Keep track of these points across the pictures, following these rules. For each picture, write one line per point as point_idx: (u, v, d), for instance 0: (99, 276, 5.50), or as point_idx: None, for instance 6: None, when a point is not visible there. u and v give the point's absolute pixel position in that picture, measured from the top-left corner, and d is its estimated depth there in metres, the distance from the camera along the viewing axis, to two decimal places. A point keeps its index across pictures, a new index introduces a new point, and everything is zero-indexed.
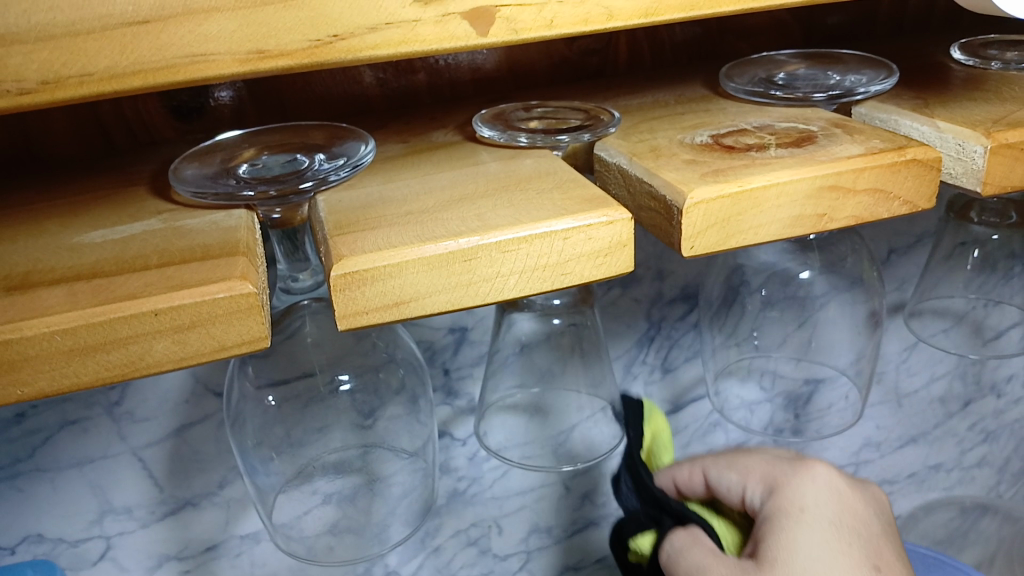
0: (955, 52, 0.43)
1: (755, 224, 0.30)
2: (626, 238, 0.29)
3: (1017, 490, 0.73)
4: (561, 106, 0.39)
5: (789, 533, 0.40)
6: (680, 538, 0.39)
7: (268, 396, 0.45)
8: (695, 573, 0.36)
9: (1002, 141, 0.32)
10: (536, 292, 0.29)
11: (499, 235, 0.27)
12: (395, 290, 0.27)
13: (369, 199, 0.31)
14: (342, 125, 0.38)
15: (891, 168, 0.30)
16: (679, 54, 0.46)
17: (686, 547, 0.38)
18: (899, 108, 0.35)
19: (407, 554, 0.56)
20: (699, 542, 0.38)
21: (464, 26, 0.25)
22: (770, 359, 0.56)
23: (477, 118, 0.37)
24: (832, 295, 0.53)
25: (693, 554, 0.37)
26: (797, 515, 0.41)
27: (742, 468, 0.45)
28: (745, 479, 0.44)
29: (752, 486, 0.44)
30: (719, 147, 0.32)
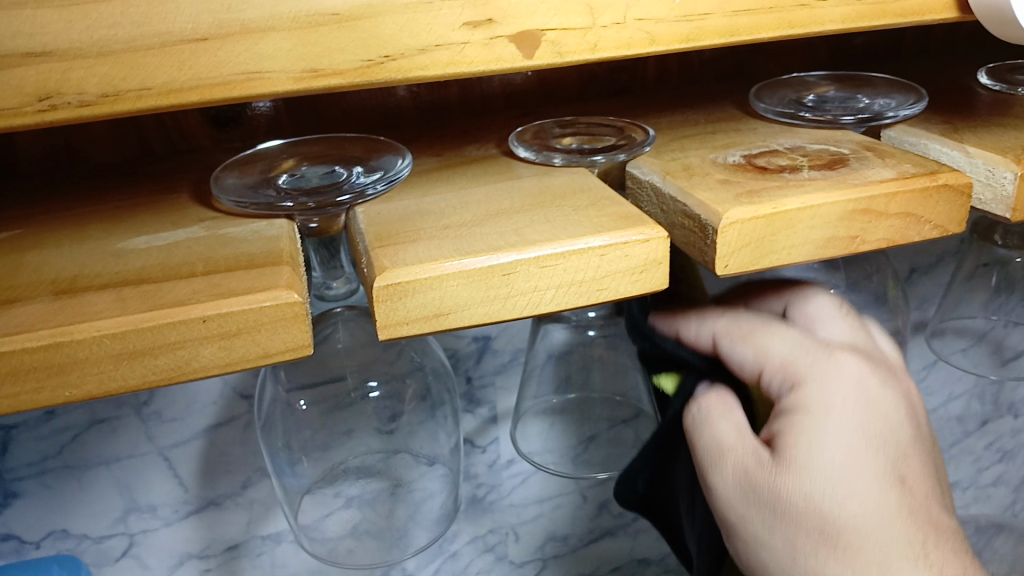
0: (983, 77, 0.43)
1: (787, 244, 0.30)
2: (661, 256, 0.30)
3: None
4: (594, 123, 0.39)
5: (810, 349, 0.35)
6: (711, 403, 0.36)
7: (299, 399, 0.46)
8: (713, 454, 0.34)
9: None
10: (570, 307, 0.30)
11: (537, 250, 0.28)
12: (434, 302, 0.28)
13: (407, 212, 0.32)
14: (379, 138, 0.38)
15: (922, 193, 0.31)
16: (707, 73, 0.47)
17: (716, 416, 0.35)
18: (928, 132, 0.36)
19: (425, 559, 0.56)
20: (730, 412, 0.35)
21: (510, 49, 0.26)
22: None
23: (514, 135, 0.38)
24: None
25: (721, 424, 0.35)
26: (824, 344, 0.36)
27: (761, 345, 0.35)
28: (755, 322, 0.36)
29: (765, 328, 0.36)
30: (752, 168, 0.33)
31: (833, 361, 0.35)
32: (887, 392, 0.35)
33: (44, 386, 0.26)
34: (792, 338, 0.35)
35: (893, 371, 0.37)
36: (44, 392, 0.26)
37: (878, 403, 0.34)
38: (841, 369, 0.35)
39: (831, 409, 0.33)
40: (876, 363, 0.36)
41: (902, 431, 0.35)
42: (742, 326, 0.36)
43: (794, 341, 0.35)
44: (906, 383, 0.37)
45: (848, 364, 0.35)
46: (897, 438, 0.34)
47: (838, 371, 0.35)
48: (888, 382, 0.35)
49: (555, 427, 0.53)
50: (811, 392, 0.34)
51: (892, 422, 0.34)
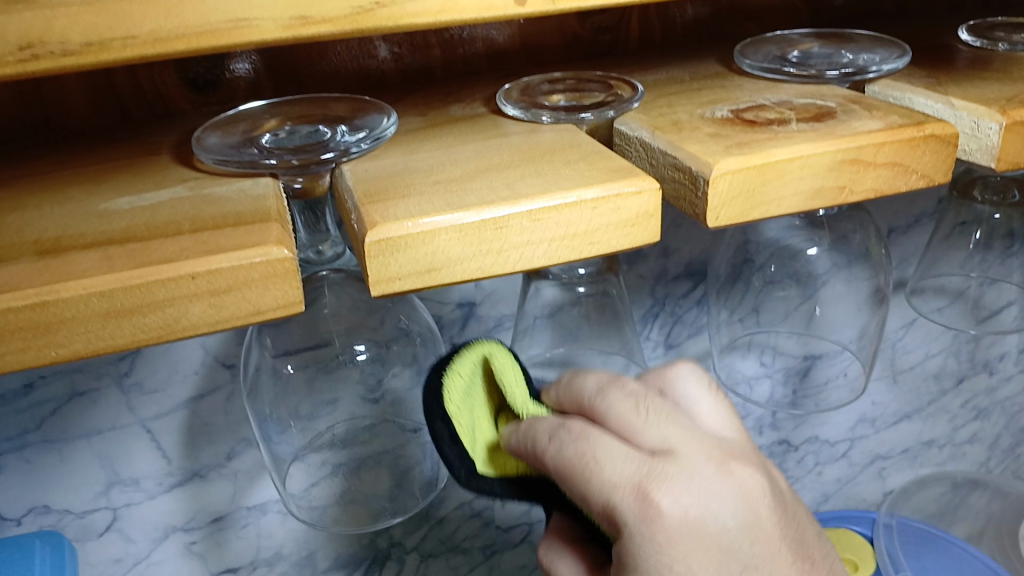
0: (963, 33, 0.43)
1: (776, 195, 0.30)
2: (653, 208, 0.30)
3: (1006, 466, 0.73)
4: (581, 80, 0.39)
5: (642, 482, 0.31)
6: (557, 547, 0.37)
7: (287, 364, 0.46)
8: None
9: (1016, 118, 0.32)
10: (562, 261, 0.30)
11: (530, 204, 0.28)
12: (427, 257, 0.28)
13: (395, 169, 0.32)
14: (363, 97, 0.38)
15: (909, 142, 0.31)
16: (690, 34, 0.47)
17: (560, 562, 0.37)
18: (912, 86, 0.36)
19: (412, 525, 0.57)
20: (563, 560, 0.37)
21: None
22: (772, 334, 0.57)
23: (502, 94, 0.38)
24: (833, 274, 0.54)
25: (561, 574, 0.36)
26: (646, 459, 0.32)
27: (599, 472, 0.31)
28: (584, 448, 0.31)
29: (597, 462, 0.31)
30: (740, 121, 0.33)
31: (659, 481, 0.31)
32: (714, 494, 0.32)
33: (30, 345, 0.26)
34: (615, 476, 0.31)
35: (723, 462, 0.33)
36: (30, 352, 0.26)
37: (705, 510, 0.32)
38: (670, 485, 0.31)
39: (671, 548, 0.31)
40: (700, 455, 0.33)
41: (730, 514, 0.33)
42: (572, 461, 0.31)
43: (619, 478, 0.31)
44: (734, 467, 0.34)
45: (666, 489, 0.31)
46: (730, 535, 0.32)
47: (671, 499, 0.31)
48: (714, 476, 0.33)
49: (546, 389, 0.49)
50: (646, 537, 0.31)
51: (721, 515, 0.32)
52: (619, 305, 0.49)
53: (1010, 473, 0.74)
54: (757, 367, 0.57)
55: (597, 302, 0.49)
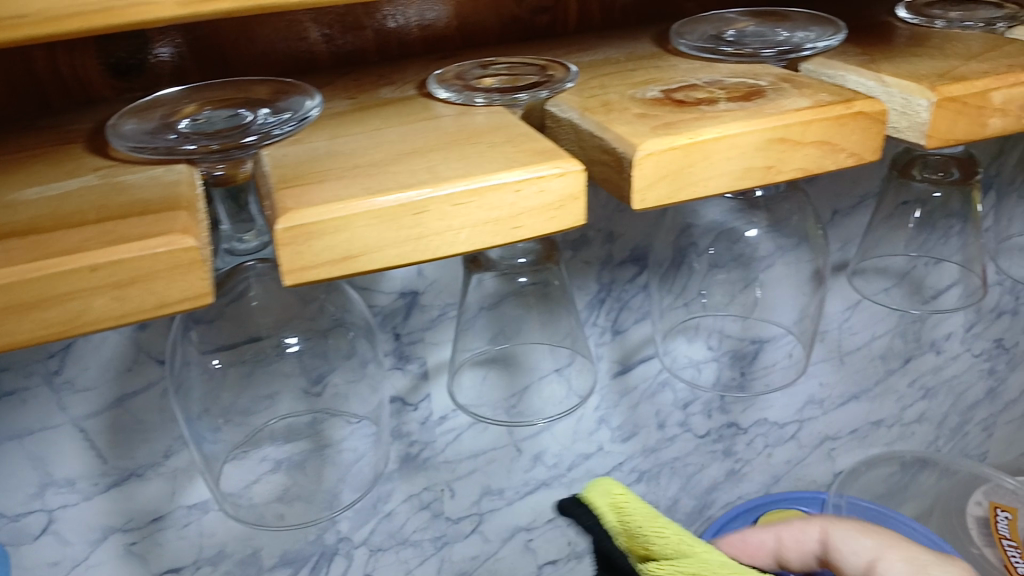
0: (899, 12, 0.43)
1: (703, 176, 0.30)
2: (578, 190, 0.29)
3: (955, 444, 0.74)
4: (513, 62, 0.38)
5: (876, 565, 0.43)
6: None
7: (214, 359, 0.44)
8: None
9: (945, 94, 0.32)
10: (487, 247, 0.29)
11: (449, 187, 0.27)
12: (344, 244, 0.26)
13: (316, 154, 0.31)
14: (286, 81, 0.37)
15: (837, 120, 0.30)
16: (628, 16, 0.46)
17: None
18: (844, 64, 0.35)
19: (359, 519, 0.56)
20: None
21: None
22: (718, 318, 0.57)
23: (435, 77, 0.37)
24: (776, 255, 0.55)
25: None
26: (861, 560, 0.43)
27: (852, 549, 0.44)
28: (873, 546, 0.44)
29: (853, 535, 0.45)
30: (670, 101, 0.32)
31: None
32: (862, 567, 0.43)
33: None
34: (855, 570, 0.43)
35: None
36: None
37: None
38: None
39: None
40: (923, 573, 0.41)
41: None
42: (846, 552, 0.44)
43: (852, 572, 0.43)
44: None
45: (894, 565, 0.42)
46: None
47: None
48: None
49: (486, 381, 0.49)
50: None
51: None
52: (561, 292, 0.47)
53: (958, 451, 0.75)
54: (704, 351, 0.57)
55: (537, 290, 0.47)
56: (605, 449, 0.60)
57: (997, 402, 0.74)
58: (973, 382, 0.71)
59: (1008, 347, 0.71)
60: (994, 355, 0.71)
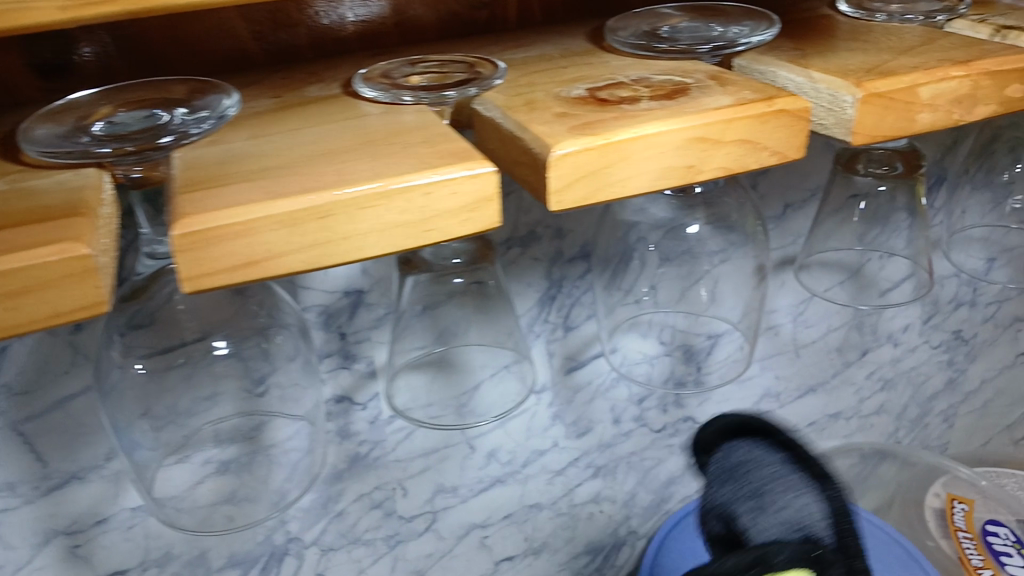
0: (840, 6, 0.42)
1: (623, 177, 0.29)
2: (492, 192, 0.28)
3: (915, 435, 0.74)
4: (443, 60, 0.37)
5: None
6: None
7: (138, 363, 0.42)
8: None
9: (873, 90, 0.31)
10: (401, 251, 0.28)
11: (354, 190, 0.26)
12: (244, 249, 0.26)
13: (228, 157, 0.30)
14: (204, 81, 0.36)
15: (758, 118, 0.30)
16: (570, 10, 0.45)
17: None
18: (777, 60, 0.35)
19: (309, 519, 0.55)
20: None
21: None
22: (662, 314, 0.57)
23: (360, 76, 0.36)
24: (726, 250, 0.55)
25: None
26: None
27: None
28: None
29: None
30: (593, 100, 0.32)
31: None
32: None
33: None
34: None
35: None
36: None
37: None
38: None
39: None
40: None
41: None
42: None
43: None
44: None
45: None
46: None
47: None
48: None
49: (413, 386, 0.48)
50: None
51: None
52: (499, 291, 0.46)
53: (918, 442, 0.75)
54: (656, 345, 0.57)
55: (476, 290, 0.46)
56: (560, 445, 0.60)
57: (957, 392, 0.74)
58: (932, 374, 0.71)
59: (967, 338, 0.71)
60: (953, 346, 0.71)
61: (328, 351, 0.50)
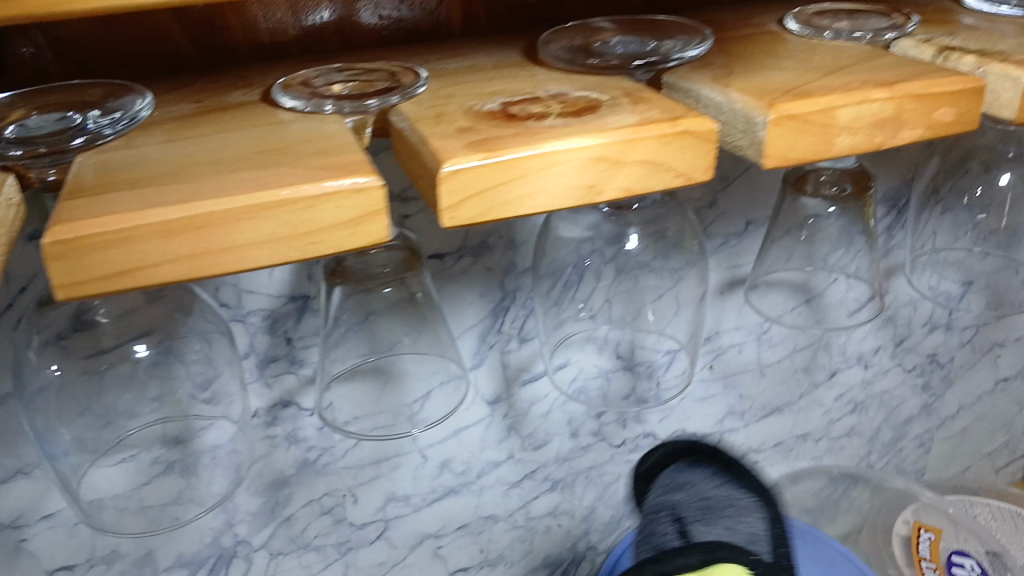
0: (790, 23, 0.41)
1: (518, 195, 0.29)
2: (378, 205, 0.28)
3: (888, 459, 0.73)
4: (366, 66, 0.37)
5: None
6: None
7: (51, 365, 0.40)
8: None
9: (783, 113, 0.30)
10: (286, 262, 0.28)
11: (230, 202, 0.26)
12: (119, 258, 0.26)
13: (128, 162, 0.30)
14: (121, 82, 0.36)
15: (660, 139, 0.30)
16: (518, 20, 0.44)
17: None
18: (701, 79, 0.34)
19: (257, 523, 0.55)
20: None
21: None
22: (613, 330, 0.56)
23: (279, 84, 0.35)
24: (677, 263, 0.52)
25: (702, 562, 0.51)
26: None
27: None
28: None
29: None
30: (501, 115, 0.31)
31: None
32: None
33: None
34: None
35: None
36: None
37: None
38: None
39: None
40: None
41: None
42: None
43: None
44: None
45: None
46: None
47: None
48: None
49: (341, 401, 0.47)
50: None
51: None
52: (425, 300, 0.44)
53: (892, 467, 0.74)
54: (611, 360, 0.56)
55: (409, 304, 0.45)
56: (515, 457, 0.60)
57: (933, 417, 0.72)
58: (906, 398, 0.70)
59: (942, 362, 0.69)
60: (928, 370, 0.69)
61: (274, 356, 0.50)
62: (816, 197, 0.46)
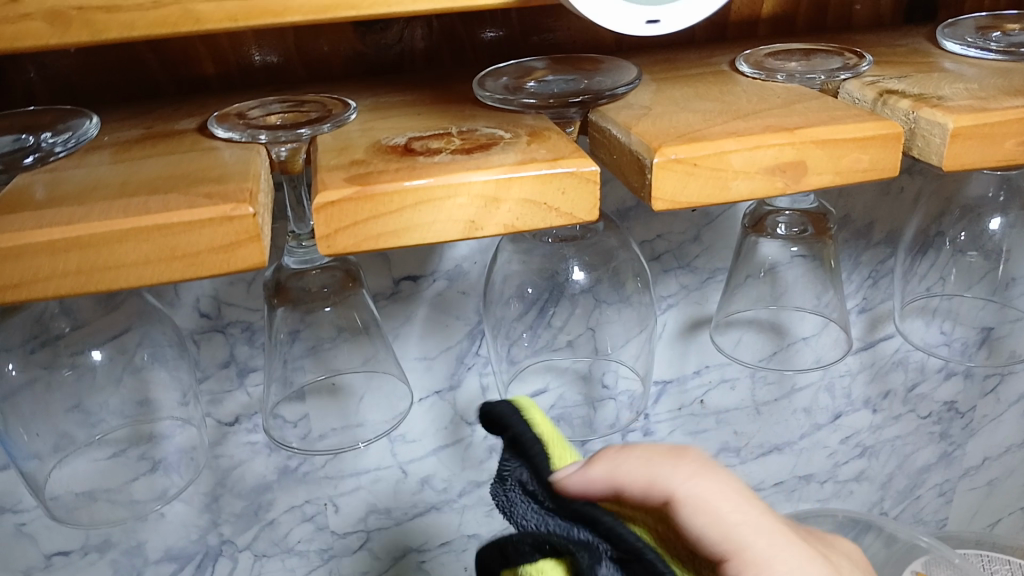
0: (741, 65, 0.41)
1: (395, 228, 0.30)
2: (253, 232, 0.29)
3: (902, 508, 0.71)
4: (301, 99, 0.39)
5: None
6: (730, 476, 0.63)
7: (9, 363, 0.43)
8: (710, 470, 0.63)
9: (670, 156, 0.30)
10: (168, 282, 0.29)
11: (109, 226, 0.28)
12: (9, 273, 0.28)
13: (52, 181, 0.32)
14: (79, 107, 0.39)
15: (538, 178, 0.30)
16: (481, 55, 0.45)
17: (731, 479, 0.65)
18: (614, 119, 0.34)
19: (242, 524, 0.58)
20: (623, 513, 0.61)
21: (40, 26, 0.26)
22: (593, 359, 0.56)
23: (213, 118, 0.37)
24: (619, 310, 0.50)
25: None
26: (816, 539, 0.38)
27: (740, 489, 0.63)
28: (706, 489, 0.30)
29: (674, 479, 0.30)
30: (399, 150, 0.32)
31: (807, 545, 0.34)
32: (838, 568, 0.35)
33: None
34: (771, 528, 0.32)
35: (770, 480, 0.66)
36: None
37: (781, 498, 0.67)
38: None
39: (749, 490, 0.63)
40: None
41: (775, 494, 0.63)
42: None
43: (771, 535, 0.31)
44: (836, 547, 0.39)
45: None
46: None
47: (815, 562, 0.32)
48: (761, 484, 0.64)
49: (313, 416, 0.50)
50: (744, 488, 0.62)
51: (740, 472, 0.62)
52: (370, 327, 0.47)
53: (906, 515, 0.72)
54: None
55: (358, 328, 0.47)
56: None
57: (954, 467, 0.70)
58: (921, 446, 0.68)
59: (962, 411, 0.67)
60: (946, 419, 0.67)
61: (254, 366, 0.52)
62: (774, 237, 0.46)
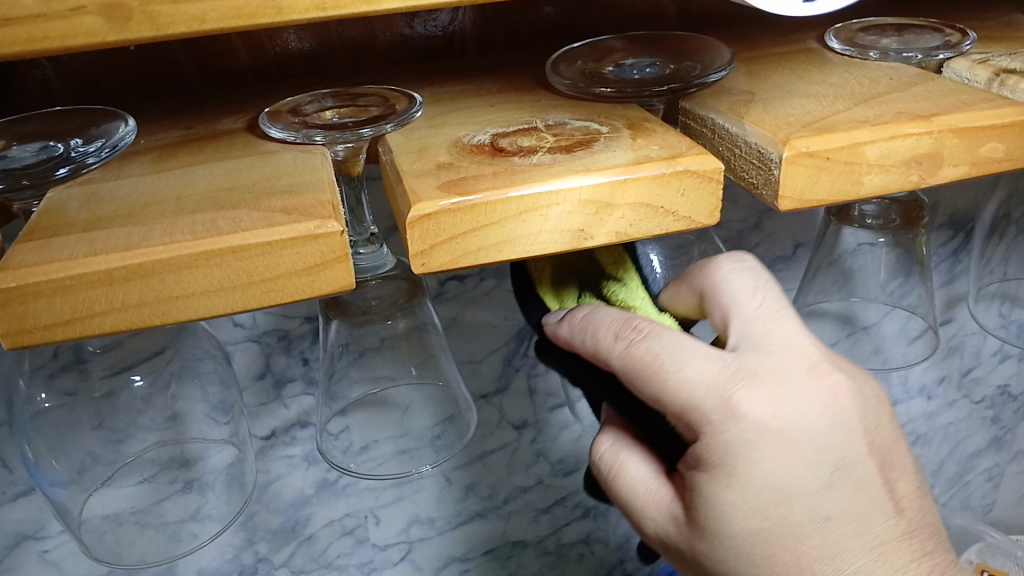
0: (832, 42, 0.37)
1: (496, 241, 0.26)
2: (340, 251, 0.26)
3: (951, 495, 0.69)
4: (356, 92, 0.35)
5: None
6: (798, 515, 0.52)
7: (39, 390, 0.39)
8: None
9: (800, 150, 0.27)
10: (242, 311, 0.26)
11: (177, 250, 0.24)
12: (64, 308, 0.24)
13: (96, 194, 0.29)
14: (108, 108, 0.35)
15: (656, 180, 0.27)
16: (536, 37, 0.42)
17: None
18: (717, 107, 0.31)
19: (278, 542, 0.54)
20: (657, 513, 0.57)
21: (95, 22, 0.22)
22: None
23: (265, 116, 0.33)
24: None
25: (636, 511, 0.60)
26: (802, 358, 0.32)
27: None
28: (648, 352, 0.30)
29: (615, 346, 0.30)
30: (488, 149, 0.29)
31: (739, 382, 0.30)
32: (806, 393, 0.31)
33: None
34: (695, 379, 0.29)
35: None
36: None
37: None
38: (780, 323, 0.33)
39: None
40: None
41: None
42: None
43: (692, 384, 0.29)
44: (832, 371, 0.32)
45: None
46: None
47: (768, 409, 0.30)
48: None
49: (354, 428, 0.47)
50: None
51: None
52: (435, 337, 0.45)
53: (953, 503, 0.69)
54: None
55: (416, 337, 0.44)
56: (544, 482, 0.58)
57: (1003, 451, 0.68)
58: (973, 432, 0.66)
59: (1014, 395, 0.65)
60: (999, 403, 0.65)
61: (290, 377, 0.49)
62: (860, 226, 0.48)
